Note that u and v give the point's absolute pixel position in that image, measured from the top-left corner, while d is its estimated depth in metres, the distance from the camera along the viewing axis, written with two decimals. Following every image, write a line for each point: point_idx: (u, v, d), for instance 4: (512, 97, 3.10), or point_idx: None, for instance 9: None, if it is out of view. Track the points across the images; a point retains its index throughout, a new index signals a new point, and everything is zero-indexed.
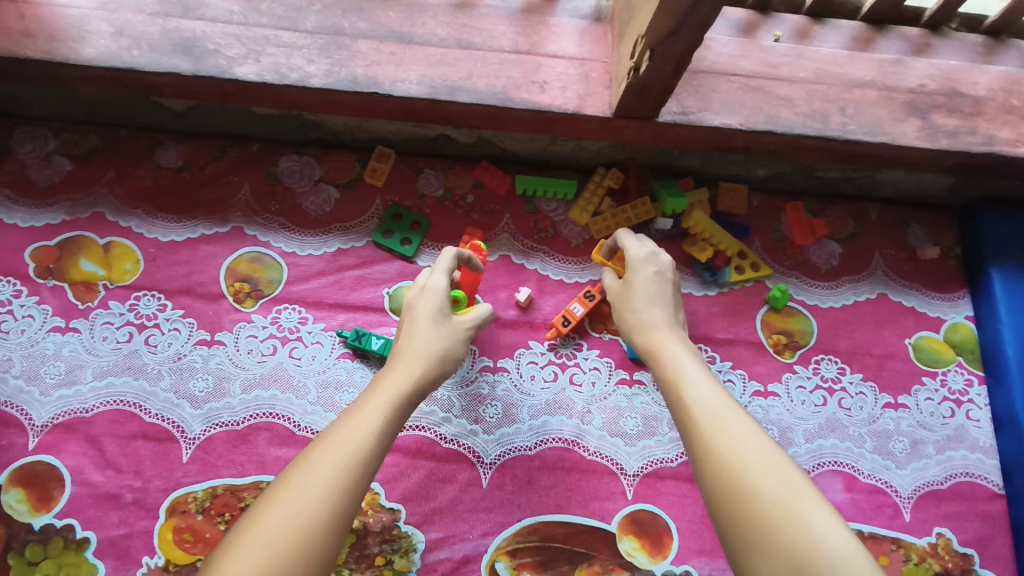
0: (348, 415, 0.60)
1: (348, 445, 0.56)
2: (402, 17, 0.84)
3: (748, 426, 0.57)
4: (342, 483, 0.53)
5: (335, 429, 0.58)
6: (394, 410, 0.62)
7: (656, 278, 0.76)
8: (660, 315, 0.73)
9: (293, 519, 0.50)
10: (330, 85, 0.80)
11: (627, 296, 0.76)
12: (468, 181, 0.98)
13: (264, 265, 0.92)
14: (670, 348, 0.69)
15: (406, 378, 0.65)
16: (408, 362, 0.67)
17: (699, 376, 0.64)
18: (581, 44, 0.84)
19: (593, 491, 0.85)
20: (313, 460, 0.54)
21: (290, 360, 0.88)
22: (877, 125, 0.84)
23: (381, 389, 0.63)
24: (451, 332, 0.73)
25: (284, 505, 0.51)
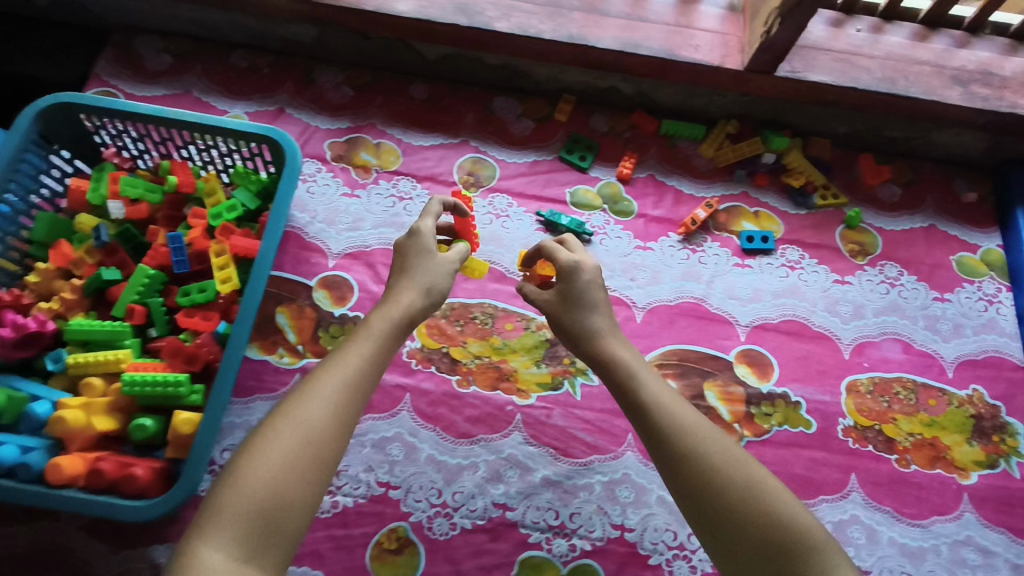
0: (335, 358, 0.81)
1: (350, 374, 0.79)
2: (602, 1, 1.24)
3: (684, 407, 0.84)
4: (343, 403, 0.76)
5: (333, 363, 0.80)
6: (379, 352, 0.83)
7: (588, 282, 0.95)
8: (598, 320, 0.94)
9: (304, 430, 0.72)
10: (555, 37, 1.18)
11: (569, 293, 0.95)
12: (627, 122, 1.35)
13: (483, 165, 1.29)
14: (618, 351, 0.91)
15: (388, 317, 0.87)
16: (390, 314, 0.88)
17: (642, 372, 0.88)
18: (722, 24, 1.23)
19: (717, 332, 1.19)
20: (321, 384, 0.77)
21: (502, 228, 1.25)
22: (930, 90, 1.21)
23: (371, 331, 0.85)
24: (442, 275, 0.94)
25: (294, 416, 0.73)
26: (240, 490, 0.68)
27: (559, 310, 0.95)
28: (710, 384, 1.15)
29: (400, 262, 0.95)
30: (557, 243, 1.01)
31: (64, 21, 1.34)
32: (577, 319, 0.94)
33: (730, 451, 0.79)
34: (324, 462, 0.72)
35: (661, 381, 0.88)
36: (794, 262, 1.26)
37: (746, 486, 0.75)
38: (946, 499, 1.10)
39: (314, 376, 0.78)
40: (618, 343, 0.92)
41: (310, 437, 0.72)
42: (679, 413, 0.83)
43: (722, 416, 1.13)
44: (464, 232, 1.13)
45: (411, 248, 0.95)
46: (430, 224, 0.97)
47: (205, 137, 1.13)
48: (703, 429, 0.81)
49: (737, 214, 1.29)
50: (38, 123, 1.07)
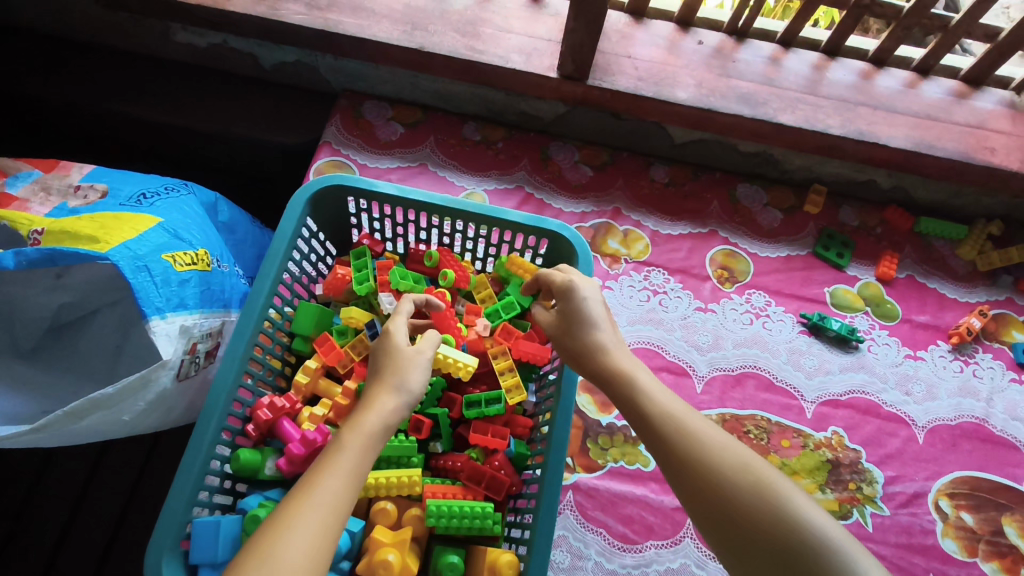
0: (303, 481, 0.63)
1: (327, 494, 0.61)
2: (882, 94, 1.18)
3: (689, 413, 0.71)
4: (324, 524, 0.59)
5: (310, 478, 0.63)
6: (365, 463, 0.66)
7: (588, 301, 0.83)
8: (605, 337, 0.81)
9: (279, 564, 0.55)
10: (845, 134, 1.13)
11: (569, 316, 0.83)
12: (878, 217, 1.27)
13: (736, 259, 1.22)
14: (626, 365, 0.78)
15: (371, 424, 0.69)
16: (357, 410, 0.71)
17: (647, 384, 0.75)
18: (1014, 125, 1.17)
19: (1005, 459, 1.10)
20: (282, 523, 0.59)
21: (765, 329, 1.16)
22: None
23: (352, 442, 0.67)
24: (419, 373, 0.76)
25: (267, 553, 0.56)
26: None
27: (559, 331, 0.84)
28: (1008, 519, 1.05)
29: (379, 359, 0.78)
30: (556, 267, 0.89)
31: (301, 87, 1.31)
32: (579, 335, 0.81)
33: (747, 459, 0.65)
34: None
35: (669, 390, 0.75)
36: None
37: (749, 478, 0.63)
38: None
39: (287, 500, 0.61)
40: (625, 358, 0.79)
41: (287, 572, 0.55)
42: (682, 416, 0.70)
43: None
44: (445, 326, 0.99)
45: (391, 340, 0.79)
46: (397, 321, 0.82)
47: (480, 229, 1.05)
48: (710, 434, 0.68)
49: (1005, 324, 1.20)
50: (309, 207, 1.00)
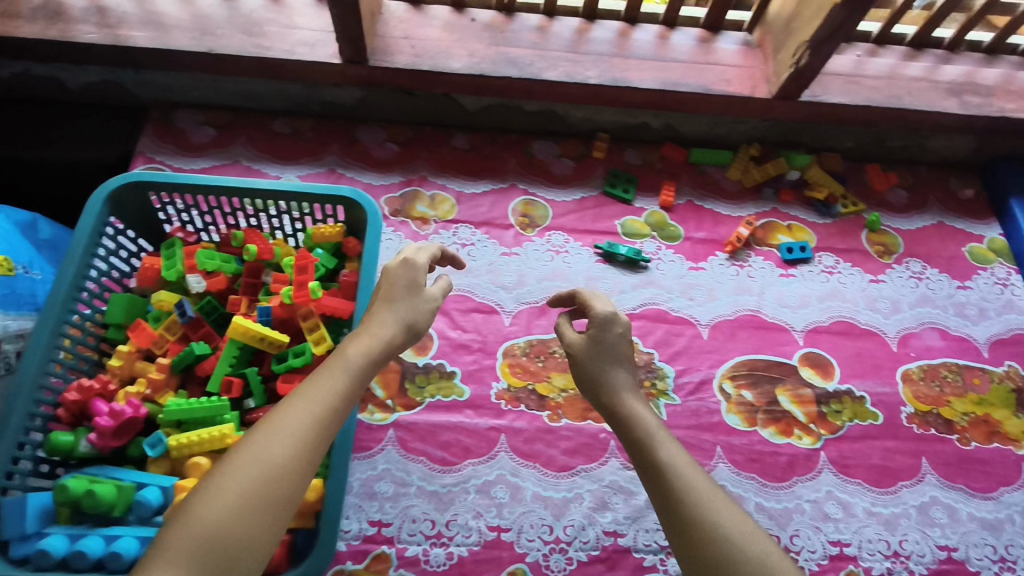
0: (304, 385, 0.77)
1: (320, 403, 0.75)
2: (632, 46, 1.35)
3: (691, 465, 0.80)
4: (313, 431, 0.72)
5: (308, 388, 0.76)
6: (351, 384, 0.79)
7: (623, 338, 0.94)
8: (624, 377, 0.92)
9: (272, 461, 0.68)
10: (600, 82, 1.29)
11: (600, 352, 0.94)
12: (657, 154, 1.45)
13: (535, 207, 1.36)
14: (638, 412, 0.87)
15: (365, 351, 0.83)
16: (349, 339, 0.84)
17: (662, 433, 0.84)
18: (743, 58, 1.35)
19: (776, 340, 1.27)
20: (284, 416, 0.72)
21: (564, 263, 1.30)
22: (931, 103, 1.34)
23: (339, 365, 0.80)
24: (416, 313, 0.92)
25: (257, 445, 0.69)
26: (195, 521, 0.63)
27: (584, 359, 0.94)
28: (781, 390, 1.21)
29: (387, 286, 0.93)
30: (597, 293, 1.02)
31: (115, 105, 1.38)
32: (603, 368, 0.92)
33: (737, 518, 0.72)
34: (283, 498, 0.68)
35: (676, 442, 0.83)
36: (830, 267, 1.35)
37: (727, 535, 0.70)
38: (1008, 469, 1.17)
39: (283, 403, 0.74)
40: (638, 401, 0.89)
41: (274, 465, 0.68)
42: (683, 465, 0.79)
43: (798, 418, 1.19)
44: (304, 269, 1.09)
45: (388, 285, 0.92)
46: (416, 262, 0.95)
47: (280, 205, 1.15)
48: (700, 485, 0.76)
49: (772, 229, 1.38)
50: (109, 205, 1.07)
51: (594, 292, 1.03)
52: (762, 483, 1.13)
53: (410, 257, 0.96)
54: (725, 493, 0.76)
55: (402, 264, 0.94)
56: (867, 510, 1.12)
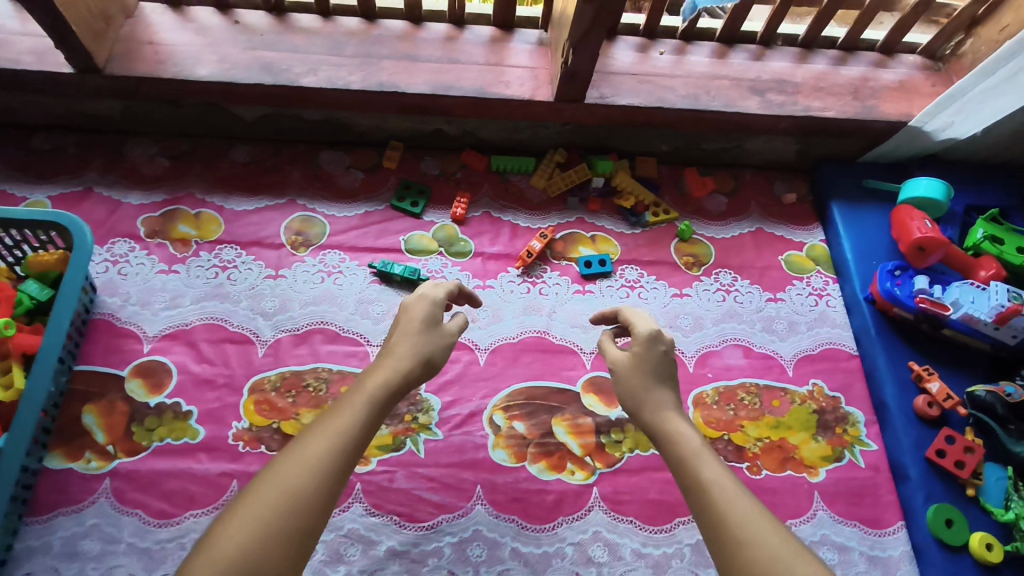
0: (331, 415, 0.77)
1: (338, 434, 0.74)
2: (412, 46, 1.24)
3: (731, 481, 0.77)
4: (324, 459, 0.72)
5: (327, 420, 0.77)
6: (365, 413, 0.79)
7: (664, 359, 0.93)
8: (667, 397, 0.89)
9: (295, 486, 0.68)
10: (365, 88, 1.17)
11: (639, 371, 0.91)
12: (457, 163, 1.35)
13: (312, 223, 1.25)
14: (679, 432, 0.85)
15: (387, 379, 0.83)
16: (371, 369, 0.85)
17: (702, 451, 0.82)
18: (532, 59, 1.24)
19: (562, 364, 1.17)
20: (307, 447, 0.72)
21: (335, 285, 1.20)
22: (731, 102, 1.24)
23: (355, 394, 0.81)
24: (435, 342, 0.91)
25: (281, 476, 0.69)
26: (223, 550, 0.63)
27: (631, 378, 0.91)
28: (558, 420, 1.11)
29: (407, 319, 0.93)
30: (639, 314, 1.00)
31: None
32: (647, 385, 0.90)
33: (784, 543, 0.70)
34: (295, 525, 0.66)
35: (721, 463, 0.81)
36: (632, 281, 1.26)
37: (774, 556, 0.69)
38: (798, 500, 1.08)
39: (307, 432, 0.75)
40: (682, 421, 0.86)
41: (293, 491, 0.68)
42: (719, 481, 0.77)
43: (572, 451, 1.09)
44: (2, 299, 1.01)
45: (405, 318, 0.93)
46: (434, 296, 0.96)
47: None
48: (742, 509, 0.74)
49: (573, 241, 1.29)
50: None
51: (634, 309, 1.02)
52: (523, 525, 1.02)
53: (431, 292, 0.96)
54: (766, 512, 0.73)
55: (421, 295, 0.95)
56: (636, 553, 1.01)
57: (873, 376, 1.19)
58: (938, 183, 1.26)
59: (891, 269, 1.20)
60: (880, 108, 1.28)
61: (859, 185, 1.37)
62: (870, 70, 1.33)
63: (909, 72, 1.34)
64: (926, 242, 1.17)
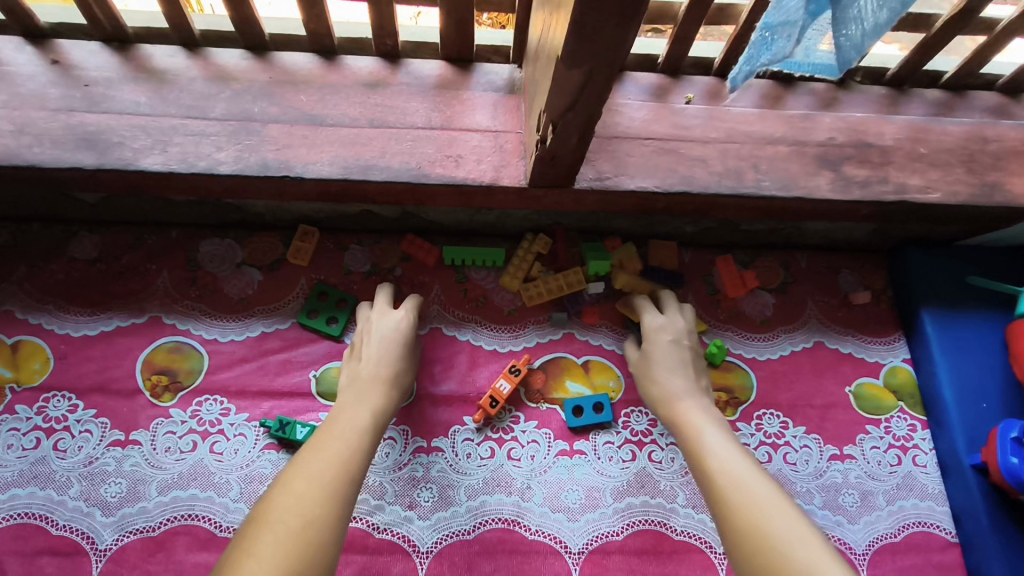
0: (327, 431, 0.70)
1: (336, 452, 0.67)
2: (313, 99, 0.84)
3: (736, 455, 0.69)
4: (341, 468, 0.64)
5: (330, 431, 0.71)
6: (372, 423, 0.73)
7: (674, 346, 0.86)
8: (680, 383, 0.82)
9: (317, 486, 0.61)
10: (239, 171, 0.78)
11: (649, 363, 0.85)
12: (396, 254, 0.97)
13: (183, 354, 0.89)
14: (694, 420, 0.77)
15: (374, 401, 0.77)
16: (368, 371, 0.81)
17: (712, 431, 0.74)
18: (495, 117, 0.85)
19: (536, 575, 0.81)
20: (307, 465, 0.64)
21: (212, 455, 0.84)
22: (790, 180, 0.86)
23: (356, 404, 0.75)
24: (404, 362, 0.84)
25: (297, 484, 0.61)
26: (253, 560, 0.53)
27: (644, 374, 0.85)
28: None
29: (366, 336, 0.86)
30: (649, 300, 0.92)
31: None
32: (657, 378, 0.83)
33: (796, 518, 0.59)
34: (323, 530, 0.57)
35: (728, 437, 0.73)
36: (640, 434, 0.90)
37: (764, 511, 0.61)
38: None
39: (307, 453, 0.66)
40: (697, 407, 0.79)
41: (310, 497, 0.60)
42: (720, 451, 0.70)
43: None
44: None
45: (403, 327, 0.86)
46: (406, 309, 0.88)
47: None
48: (751, 482, 0.64)
49: (558, 372, 0.92)
50: None
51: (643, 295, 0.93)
52: None
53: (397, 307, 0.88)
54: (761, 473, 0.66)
55: (386, 308, 0.88)
56: None
57: None
58: None
59: (1016, 437, 0.82)
60: (1007, 185, 0.89)
61: (958, 282, 0.98)
62: (987, 121, 0.93)
63: None
64: None
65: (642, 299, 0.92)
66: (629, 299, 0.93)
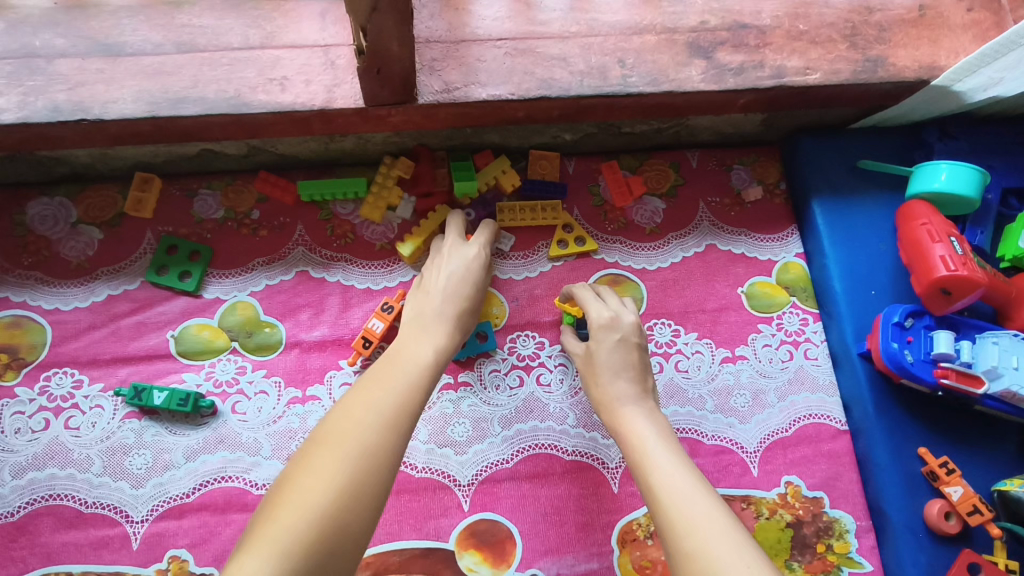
0: (381, 371, 0.62)
1: (395, 401, 0.58)
2: (108, 25, 0.73)
3: (698, 496, 0.58)
4: (381, 431, 0.54)
5: (384, 373, 0.61)
6: (437, 360, 0.65)
7: (619, 345, 0.76)
8: (625, 388, 0.73)
9: (342, 454, 0.52)
10: (25, 118, 0.69)
11: (594, 363, 0.76)
12: (250, 196, 0.89)
13: (23, 328, 0.81)
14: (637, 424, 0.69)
15: (435, 328, 0.69)
16: (432, 308, 0.72)
17: (663, 451, 0.64)
18: (324, 28, 0.75)
19: (426, 510, 0.80)
20: (358, 410, 0.56)
21: (67, 431, 0.78)
22: (659, 73, 0.79)
23: (411, 354, 0.65)
24: (471, 291, 0.76)
25: (334, 437, 0.53)
26: (268, 536, 0.47)
27: (590, 372, 0.76)
28: None
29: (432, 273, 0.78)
30: (592, 292, 0.83)
31: None
32: (600, 383, 0.74)
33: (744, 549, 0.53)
34: (364, 495, 0.50)
35: (677, 449, 0.65)
36: (527, 359, 0.87)
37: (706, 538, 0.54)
38: None
39: (354, 398, 0.58)
40: (643, 413, 0.70)
41: (341, 450, 0.52)
42: (665, 460, 0.62)
43: None
44: None
45: (471, 256, 0.79)
46: (480, 246, 0.81)
47: None
48: (697, 501, 0.57)
49: None
50: None
51: (586, 286, 0.85)
52: None
53: (471, 242, 0.81)
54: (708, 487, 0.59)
55: (454, 245, 0.81)
56: None
57: (868, 467, 0.85)
58: (969, 170, 0.84)
59: (899, 321, 0.81)
60: (891, 59, 0.83)
61: (851, 167, 0.94)
62: None
63: None
64: (953, 283, 0.79)
65: (594, 306, 0.80)
66: (566, 289, 0.86)
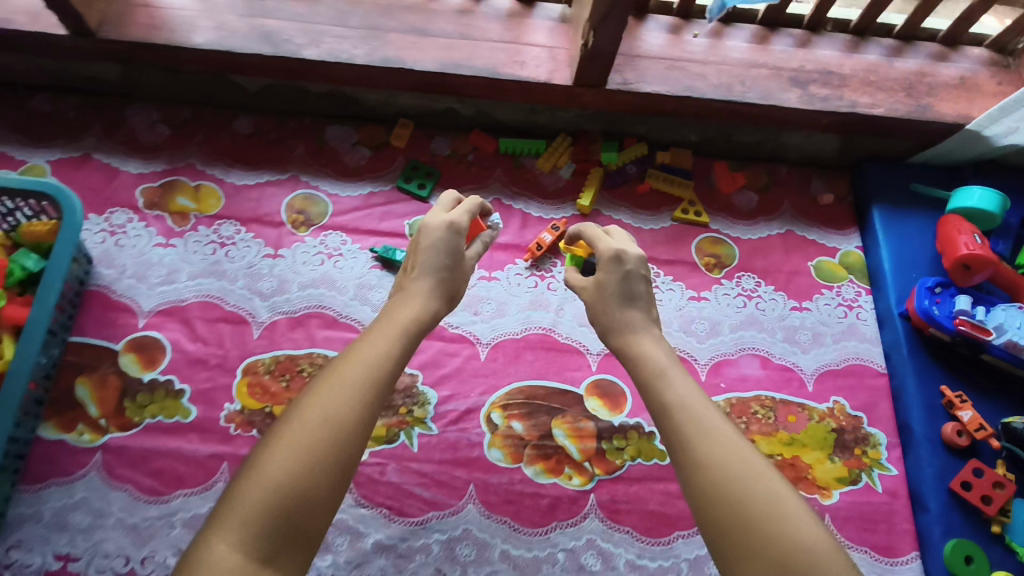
0: (365, 338, 0.72)
1: (366, 367, 0.68)
2: (420, 18, 1.18)
3: (708, 415, 0.69)
4: (359, 397, 0.65)
5: (354, 344, 0.71)
6: (411, 321, 0.75)
7: (622, 279, 0.85)
8: (634, 316, 0.83)
9: (329, 410, 0.63)
10: (369, 62, 1.13)
11: (603, 296, 0.85)
12: (468, 145, 1.29)
13: (314, 202, 1.22)
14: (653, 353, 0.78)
15: (418, 303, 0.78)
16: (425, 273, 0.81)
17: (678, 378, 0.74)
18: (551, 37, 1.17)
19: (566, 365, 1.12)
20: (342, 372, 0.67)
21: (335, 268, 1.16)
22: (768, 93, 1.16)
23: (390, 324, 0.74)
24: (448, 261, 0.83)
25: (328, 390, 0.65)
26: (275, 465, 0.59)
27: (597, 304, 0.85)
28: (558, 422, 1.07)
29: (419, 241, 0.85)
30: (600, 232, 0.91)
31: None
32: (611, 311, 0.83)
33: (751, 465, 0.64)
34: (349, 430, 0.63)
35: (691, 380, 0.74)
36: None
37: (724, 471, 0.63)
38: None
39: (340, 360, 0.69)
40: (656, 344, 0.80)
41: (327, 404, 0.64)
42: (684, 395, 0.71)
43: (571, 455, 1.05)
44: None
45: (443, 222, 0.85)
46: (461, 213, 0.87)
47: None
48: (706, 422, 0.68)
49: None
50: None
51: (591, 225, 0.94)
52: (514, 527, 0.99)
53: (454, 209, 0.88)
54: (718, 413, 0.70)
55: (434, 212, 0.87)
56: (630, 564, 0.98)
57: (899, 397, 1.11)
58: (994, 194, 1.15)
59: (930, 286, 1.11)
60: (937, 107, 1.17)
61: (904, 188, 1.26)
62: (928, 63, 1.22)
63: (974, 67, 1.23)
64: (972, 259, 1.08)
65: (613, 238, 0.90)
66: (572, 230, 0.96)
